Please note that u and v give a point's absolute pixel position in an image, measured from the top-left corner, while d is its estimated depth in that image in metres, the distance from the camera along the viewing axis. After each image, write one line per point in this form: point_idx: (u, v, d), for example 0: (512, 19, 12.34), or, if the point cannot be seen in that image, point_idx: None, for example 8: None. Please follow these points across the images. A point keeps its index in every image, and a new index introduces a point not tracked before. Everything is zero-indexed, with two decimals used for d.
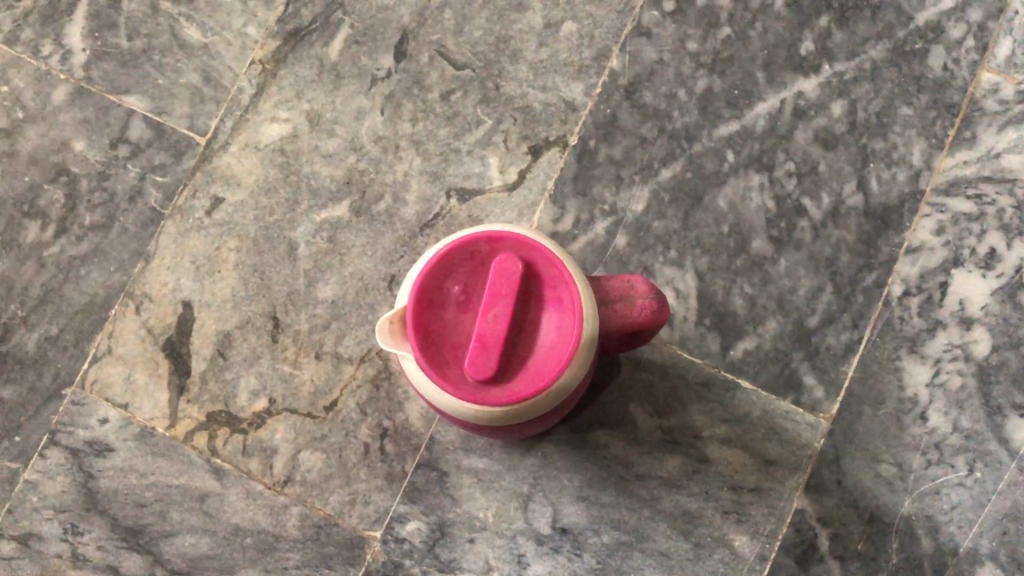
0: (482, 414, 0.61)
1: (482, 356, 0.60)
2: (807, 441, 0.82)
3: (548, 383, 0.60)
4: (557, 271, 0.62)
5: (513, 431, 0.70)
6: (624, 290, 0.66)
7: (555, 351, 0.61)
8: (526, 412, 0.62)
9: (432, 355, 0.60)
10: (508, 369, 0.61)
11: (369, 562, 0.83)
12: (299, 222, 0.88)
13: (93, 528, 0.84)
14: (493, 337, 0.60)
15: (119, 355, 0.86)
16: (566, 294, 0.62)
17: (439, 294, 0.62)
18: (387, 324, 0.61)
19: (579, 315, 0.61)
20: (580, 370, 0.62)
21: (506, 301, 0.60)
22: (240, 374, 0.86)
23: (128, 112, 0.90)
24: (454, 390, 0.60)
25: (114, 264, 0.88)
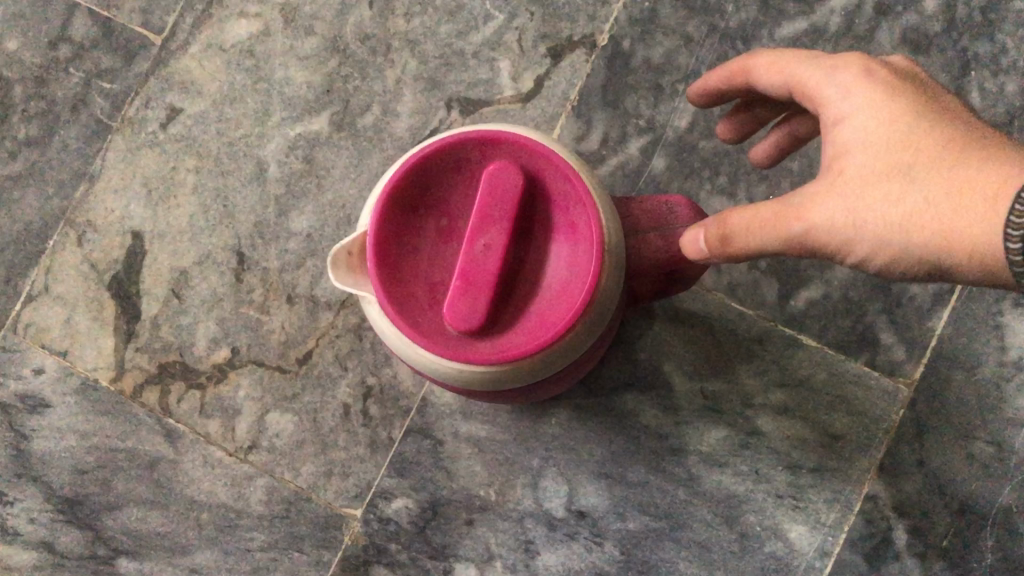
0: (466, 376, 0.48)
1: (466, 300, 0.46)
2: (882, 413, 0.67)
3: (553, 336, 0.46)
4: (570, 187, 0.48)
5: (519, 396, 0.57)
6: (661, 216, 0.53)
7: (564, 295, 0.48)
8: (525, 375, 0.48)
9: (402, 296, 0.47)
10: (503, 317, 0.48)
11: (347, 545, 0.69)
12: (270, 138, 0.73)
13: (25, 498, 0.71)
14: (480, 275, 0.46)
15: (57, 295, 0.73)
16: (582, 219, 0.48)
17: (415, 217, 0.49)
18: (342, 256, 0.48)
19: (599, 245, 0.47)
20: (598, 319, 0.48)
21: (499, 228, 0.47)
22: (198, 319, 0.72)
23: (70, 6, 0.76)
24: (428, 343, 0.47)
25: (53, 187, 0.74)
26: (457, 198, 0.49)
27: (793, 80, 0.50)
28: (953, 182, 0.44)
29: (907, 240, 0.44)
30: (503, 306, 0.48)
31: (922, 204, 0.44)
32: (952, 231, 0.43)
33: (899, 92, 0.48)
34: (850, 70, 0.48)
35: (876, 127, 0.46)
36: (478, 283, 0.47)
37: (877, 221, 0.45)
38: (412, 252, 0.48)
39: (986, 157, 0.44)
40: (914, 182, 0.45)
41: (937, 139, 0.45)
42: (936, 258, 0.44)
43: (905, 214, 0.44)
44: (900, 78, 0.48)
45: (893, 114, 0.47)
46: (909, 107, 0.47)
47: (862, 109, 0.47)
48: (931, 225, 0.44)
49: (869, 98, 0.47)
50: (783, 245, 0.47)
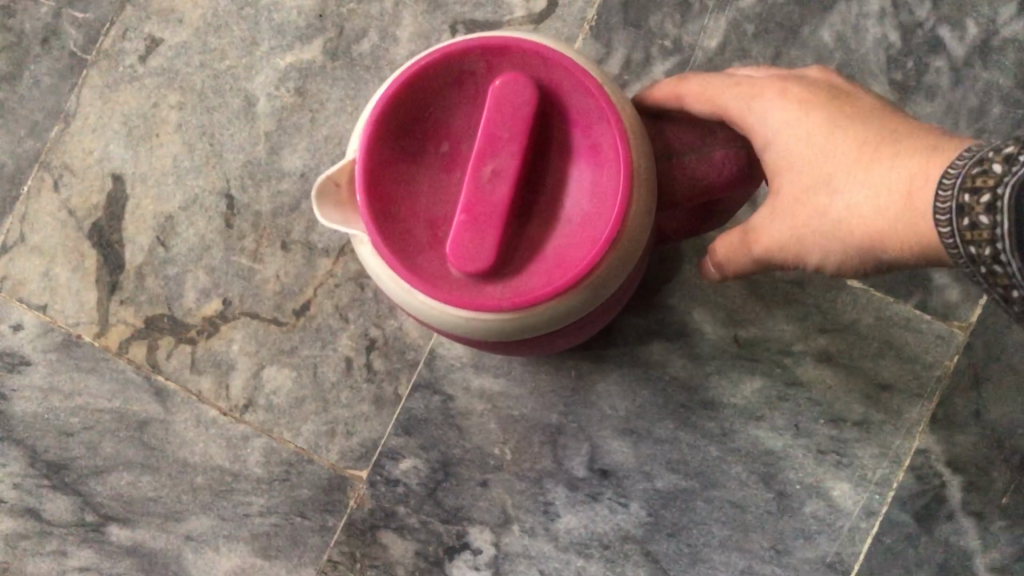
0: (474, 325, 0.43)
1: (472, 235, 0.42)
2: (934, 360, 0.61)
3: (573, 276, 0.41)
4: (591, 104, 0.43)
5: (539, 349, 0.52)
6: (696, 138, 0.49)
7: (585, 228, 0.43)
8: (544, 323, 0.43)
9: (396, 233, 0.43)
10: (516, 257, 0.43)
11: (353, 509, 0.64)
12: (258, 70, 0.67)
13: (8, 463, 0.66)
14: (488, 207, 0.42)
15: (34, 245, 0.67)
16: (604, 139, 0.43)
17: (413, 142, 0.44)
18: (330, 189, 0.44)
19: (624, 168, 0.42)
20: (626, 257, 0.43)
21: (510, 148, 0.42)
22: (185, 269, 0.66)
23: None
24: (428, 287, 0.42)
25: (25, 128, 0.68)
26: (461, 121, 0.44)
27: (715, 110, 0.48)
28: (872, 188, 0.41)
29: (849, 246, 0.43)
30: (516, 244, 0.43)
31: (853, 207, 0.42)
32: (886, 232, 0.41)
33: (818, 99, 0.46)
34: (767, 94, 0.46)
35: (796, 149, 0.45)
36: (483, 217, 0.42)
37: (818, 234, 0.44)
38: (410, 184, 0.44)
39: (904, 147, 0.41)
40: (840, 191, 0.43)
41: (855, 143, 0.43)
42: (881, 256, 0.42)
43: (838, 220, 0.43)
44: (817, 89, 0.46)
45: (810, 132, 0.44)
46: (827, 114, 0.45)
47: (780, 132, 0.45)
48: (864, 226, 0.42)
49: (786, 115, 0.45)
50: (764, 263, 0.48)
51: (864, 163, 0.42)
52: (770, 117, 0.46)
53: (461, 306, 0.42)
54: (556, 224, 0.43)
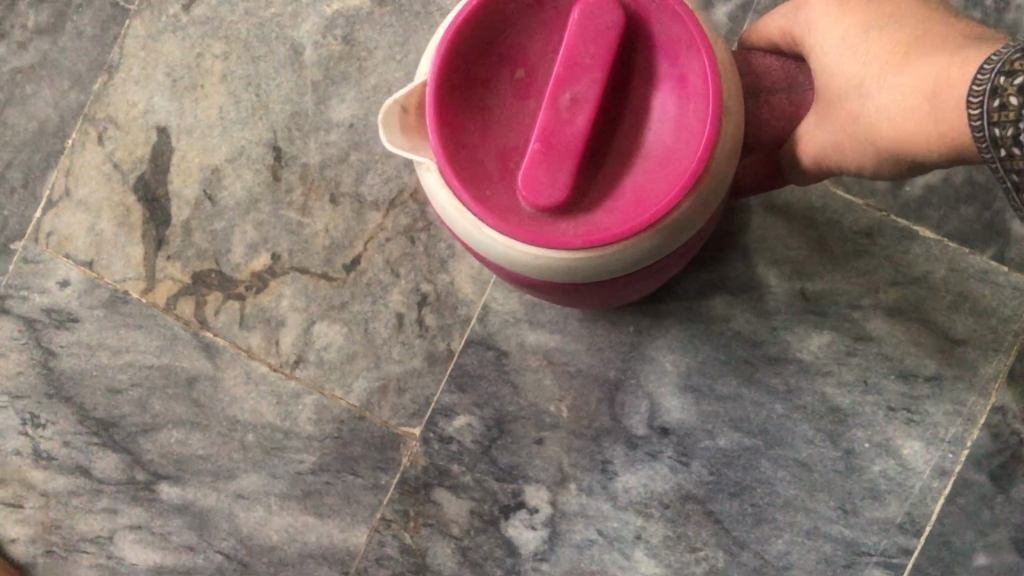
0: (542, 264, 0.42)
1: (546, 167, 0.41)
2: (1012, 313, 0.58)
3: (649, 215, 0.41)
4: (678, 33, 0.42)
5: (608, 301, 0.51)
6: (786, 77, 0.48)
7: (665, 163, 0.42)
8: (615, 268, 0.42)
9: (467, 165, 0.42)
10: (590, 195, 0.43)
11: (406, 468, 0.63)
12: (305, 18, 0.65)
13: (57, 420, 0.66)
14: (565, 138, 0.41)
15: (79, 200, 0.66)
16: (691, 70, 0.42)
17: (486, 69, 0.44)
18: (398, 115, 0.43)
19: (712, 102, 0.41)
20: (705, 199, 0.42)
21: (588, 78, 0.41)
22: (233, 223, 0.65)
23: None
24: (496, 220, 0.41)
25: (68, 80, 0.67)
26: (538, 49, 0.44)
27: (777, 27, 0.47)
28: (894, 90, 0.40)
29: (888, 147, 0.42)
30: (591, 182, 0.43)
31: (885, 109, 0.41)
32: (910, 136, 0.40)
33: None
34: (815, 3, 0.45)
35: (833, 53, 0.44)
36: (558, 150, 0.41)
37: (857, 138, 0.43)
38: (484, 115, 0.43)
39: (939, 44, 0.39)
40: (868, 93, 0.42)
41: (884, 44, 0.41)
42: (917, 158, 0.41)
43: (874, 121, 0.42)
44: None
45: (847, 34, 0.43)
46: (866, 13, 0.43)
47: (821, 41, 0.44)
48: (892, 127, 0.41)
49: (830, 24, 0.44)
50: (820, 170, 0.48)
51: (888, 64, 0.41)
52: (814, 26, 0.45)
53: (530, 242, 0.41)
54: (634, 161, 0.43)
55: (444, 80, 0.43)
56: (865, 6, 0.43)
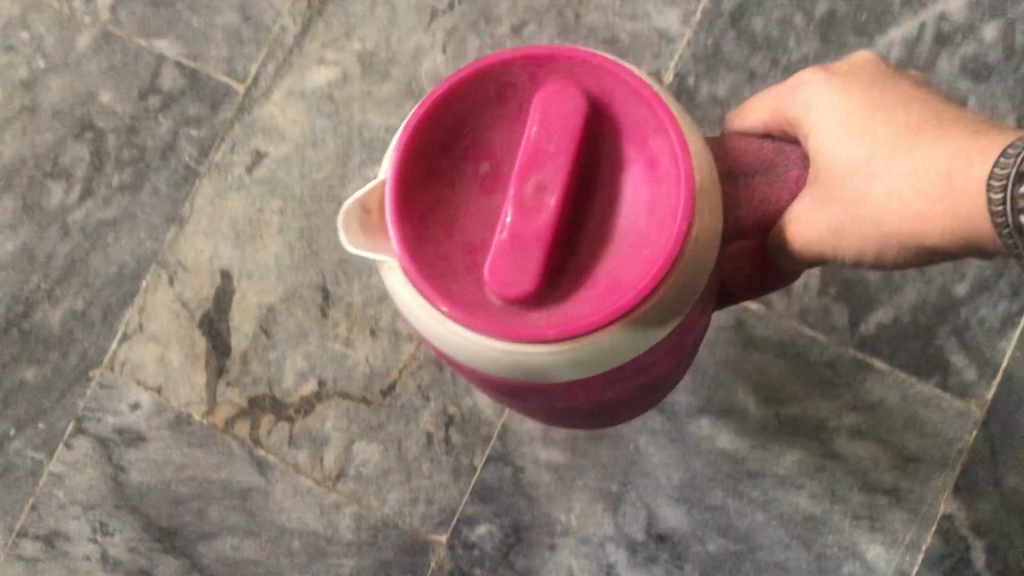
0: (517, 361, 0.39)
1: (512, 258, 0.39)
2: (955, 434, 0.68)
3: (624, 299, 0.38)
4: (643, 115, 0.40)
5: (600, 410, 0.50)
6: (765, 161, 0.45)
7: (641, 249, 0.39)
8: (595, 363, 0.40)
9: (432, 253, 0.40)
10: (564, 286, 0.40)
11: (434, 570, 0.72)
12: (351, 179, 0.77)
13: (124, 528, 0.74)
14: (531, 229, 0.39)
15: (151, 333, 0.76)
16: (664, 152, 0.40)
17: (448, 162, 0.42)
18: (360, 216, 0.41)
19: (685, 178, 0.39)
20: (683, 284, 0.39)
21: (556, 164, 0.39)
22: (285, 354, 0.75)
23: (158, 58, 0.80)
24: (466, 314, 0.39)
25: (145, 230, 0.78)
26: (502, 140, 0.42)
27: (774, 114, 0.46)
28: (912, 171, 0.41)
29: (895, 229, 0.41)
30: (564, 271, 0.40)
31: (897, 189, 0.41)
32: (926, 218, 0.40)
33: (857, 85, 0.44)
34: (812, 86, 0.45)
35: (835, 135, 0.43)
36: (522, 234, 0.39)
37: (865, 226, 0.42)
38: (450, 209, 0.41)
39: (946, 130, 0.41)
40: (878, 174, 0.41)
41: (893, 127, 0.42)
42: (923, 244, 0.41)
43: (877, 205, 0.42)
44: (860, 75, 0.45)
45: (852, 116, 0.43)
46: (867, 99, 0.44)
47: (821, 125, 0.44)
48: (905, 210, 0.41)
49: (830, 108, 0.44)
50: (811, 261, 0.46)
51: (902, 147, 0.41)
52: (815, 113, 0.44)
53: (499, 335, 0.39)
54: (607, 249, 0.40)
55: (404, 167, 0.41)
56: (864, 95, 0.44)
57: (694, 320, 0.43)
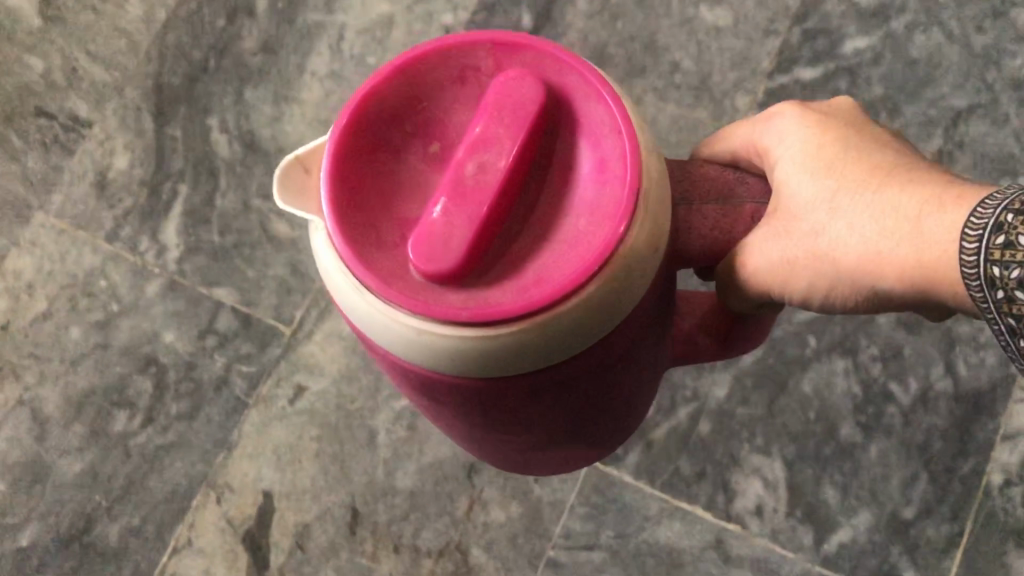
0: (430, 340, 0.41)
1: (444, 233, 0.41)
2: None
3: (548, 292, 0.40)
4: (600, 114, 0.43)
5: (523, 435, 0.52)
6: (727, 186, 0.50)
7: (580, 249, 0.42)
8: (506, 354, 0.41)
9: (365, 218, 0.43)
10: (492, 274, 0.42)
11: None
12: (380, 410, 0.91)
13: None
14: (468, 208, 0.41)
15: (198, 547, 0.89)
16: (613, 153, 0.43)
17: (394, 140, 0.45)
18: (300, 174, 0.44)
19: (631, 180, 0.41)
20: (607, 290, 0.41)
21: (499, 147, 0.42)
22: (319, 566, 0.88)
23: (216, 304, 0.95)
24: (379, 281, 0.41)
25: (198, 454, 0.91)
26: (457, 125, 0.45)
27: (744, 140, 0.51)
28: (877, 206, 0.44)
29: (844, 269, 0.45)
30: (494, 259, 0.42)
31: (857, 228, 0.45)
32: (883, 260, 0.44)
33: (830, 121, 0.49)
34: (786, 116, 0.50)
35: (805, 167, 0.47)
36: (459, 207, 0.41)
37: (822, 262, 0.46)
38: (392, 185, 0.44)
39: (914, 177, 0.44)
40: (841, 211, 0.45)
41: (863, 165, 0.46)
42: (873, 284, 0.45)
43: (834, 244, 0.45)
44: (834, 117, 0.50)
45: (823, 150, 0.48)
46: (837, 136, 0.48)
47: (790, 155, 0.48)
48: (862, 249, 0.44)
49: (800, 141, 0.48)
50: (763, 294, 0.50)
51: (872, 185, 0.45)
52: (785, 145, 0.49)
53: (411, 310, 0.41)
54: (546, 241, 0.43)
55: (356, 136, 0.44)
56: (837, 130, 0.49)
57: (619, 351, 0.45)
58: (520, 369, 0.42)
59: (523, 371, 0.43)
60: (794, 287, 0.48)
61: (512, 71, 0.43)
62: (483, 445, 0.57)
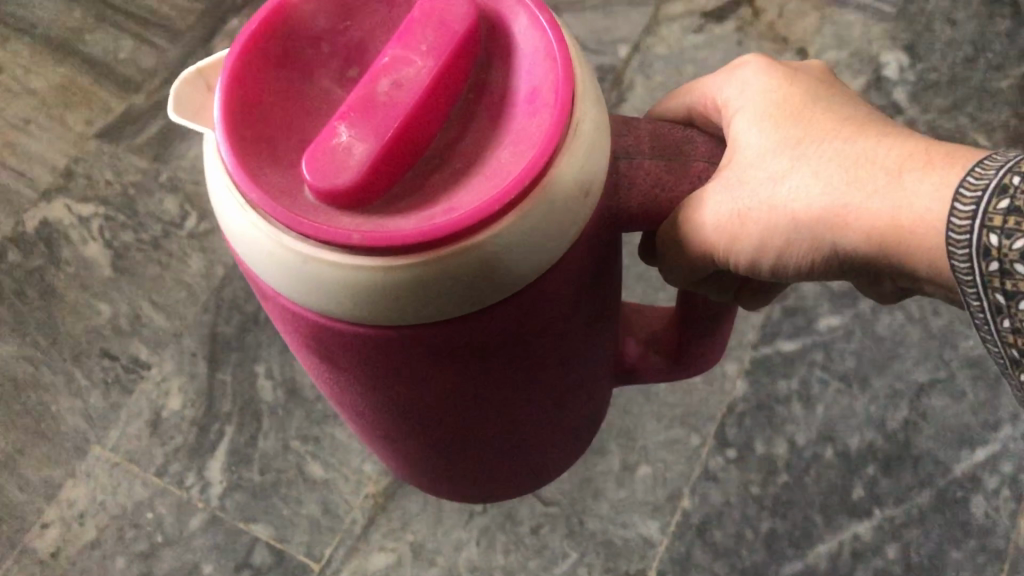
0: (336, 267, 0.48)
1: (331, 149, 0.48)
2: None
3: (455, 218, 0.48)
4: (536, 48, 0.52)
5: (444, 397, 0.62)
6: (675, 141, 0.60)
7: (496, 173, 0.50)
8: (412, 283, 0.49)
9: (263, 148, 0.51)
10: (402, 201, 0.50)
11: None
12: None
13: None
14: (374, 129, 0.48)
15: None
16: (542, 86, 0.51)
17: (305, 64, 0.55)
18: (199, 89, 0.56)
19: (559, 103, 0.50)
20: (530, 212, 0.49)
21: (417, 64, 0.50)
22: None
23: (253, 538, 1.06)
24: (271, 202, 0.48)
25: None
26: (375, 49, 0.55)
27: (712, 91, 0.62)
28: (843, 162, 0.54)
29: (804, 220, 0.55)
30: (408, 177, 0.51)
31: (812, 185, 0.55)
32: (847, 217, 0.53)
33: (800, 78, 0.60)
34: (755, 67, 0.61)
35: (769, 126, 0.57)
36: (363, 123, 0.48)
37: (781, 222, 0.56)
38: (304, 117, 0.53)
39: (881, 135, 0.54)
40: (801, 171, 0.55)
41: (832, 123, 0.56)
42: (834, 236, 0.55)
43: (792, 196, 0.55)
44: (801, 75, 0.61)
45: (788, 97, 0.58)
46: (800, 88, 0.59)
47: (751, 103, 0.59)
48: (821, 205, 0.54)
49: (765, 88, 0.59)
50: (715, 255, 0.60)
51: (837, 136, 0.55)
52: (747, 96, 0.59)
53: (303, 233, 0.48)
54: (471, 167, 0.51)
55: (251, 75, 0.53)
56: (803, 86, 0.59)
57: (542, 288, 0.55)
58: (445, 296, 0.50)
59: (427, 306, 0.51)
60: (744, 244, 0.58)
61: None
62: (405, 417, 0.66)
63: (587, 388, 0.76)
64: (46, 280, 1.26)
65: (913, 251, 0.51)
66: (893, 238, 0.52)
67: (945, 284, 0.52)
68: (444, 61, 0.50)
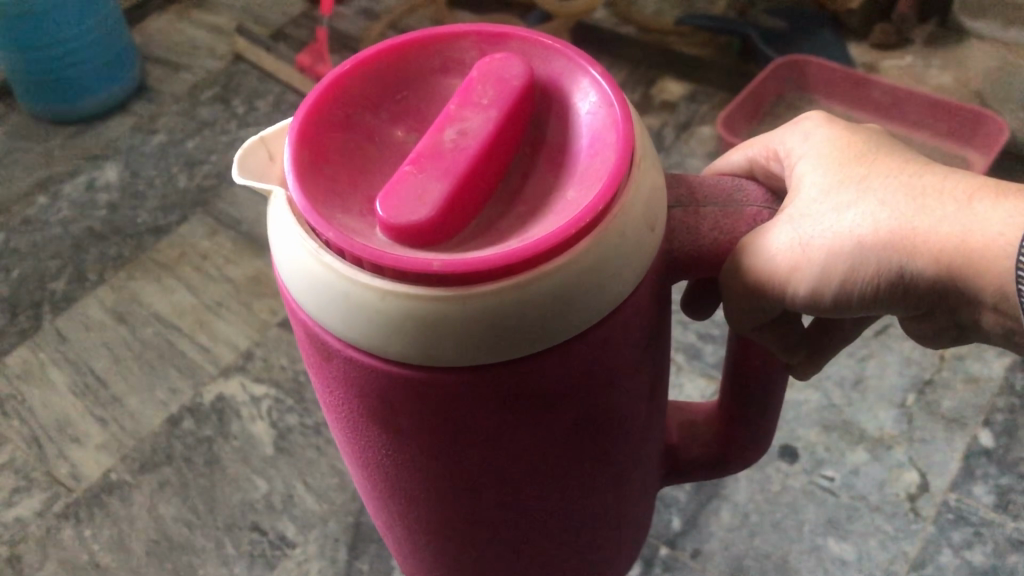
0: (410, 306, 0.52)
1: (414, 181, 0.54)
2: None
3: (533, 245, 0.52)
4: (597, 109, 0.60)
5: (508, 469, 0.65)
6: (724, 194, 0.65)
7: (568, 210, 0.55)
8: (488, 316, 0.52)
9: (333, 197, 0.57)
10: (472, 241, 0.55)
11: None
12: None
13: None
14: (447, 165, 0.54)
15: None
16: (607, 138, 0.58)
17: (369, 126, 0.62)
18: (262, 153, 0.64)
19: (623, 143, 0.56)
20: (602, 241, 0.54)
21: (497, 118, 0.57)
22: None
23: None
24: (349, 245, 0.53)
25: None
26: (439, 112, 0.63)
27: (770, 142, 0.69)
28: (910, 190, 0.61)
29: (869, 244, 0.61)
30: (472, 223, 0.56)
31: (879, 212, 0.61)
32: (917, 237, 0.60)
33: (847, 126, 0.67)
34: (805, 122, 0.69)
35: (832, 164, 0.64)
36: (433, 165, 0.55)
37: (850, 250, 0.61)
38: (375, 169, 0.60)
39: (939, 169, 0.62)
40: (873, 197, 0.61)
41: (893, 160, 0.63)
42: (903, 260, 0.61)
43: (861, 223, 0.61)
44: (848, 123, 0.68)
45: (849, 141, 0.65)
46: (854, 134, 0.66)
47: (813, 147, 0.66)
48: (888, 228, 0.61)
49: (821, 136, 0.66)
50: (766, 292, 0.63)
51: (902, 172, 0.62)
52: (809, 144, 0.66)
53: (382, 266, 0.52)
54: (542, 213, 0.56)
55: (316, 136, 0.60)
56: (858, 132, 0.67)
57: (603, 334, 0.58)
58: (515, 332, 0.54)
59: (491, 346, 0.54)
60: (803, 275, 0.62)
61: (497, 57, 0.61)
62: (466, 499, 0.68)
63: (639, 477, 0.78)
64: (212, 450, 1.36)
65: (973, 264, 0.60)
66: (959, 254, 0.60)
67: (1007, 303, 0.61)
68: (504, 114, 0.57)
